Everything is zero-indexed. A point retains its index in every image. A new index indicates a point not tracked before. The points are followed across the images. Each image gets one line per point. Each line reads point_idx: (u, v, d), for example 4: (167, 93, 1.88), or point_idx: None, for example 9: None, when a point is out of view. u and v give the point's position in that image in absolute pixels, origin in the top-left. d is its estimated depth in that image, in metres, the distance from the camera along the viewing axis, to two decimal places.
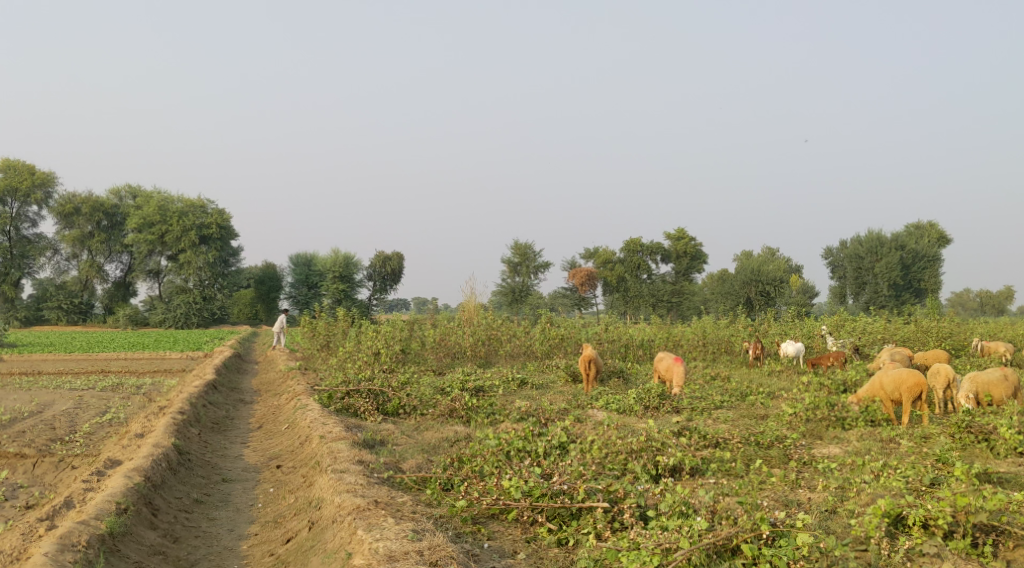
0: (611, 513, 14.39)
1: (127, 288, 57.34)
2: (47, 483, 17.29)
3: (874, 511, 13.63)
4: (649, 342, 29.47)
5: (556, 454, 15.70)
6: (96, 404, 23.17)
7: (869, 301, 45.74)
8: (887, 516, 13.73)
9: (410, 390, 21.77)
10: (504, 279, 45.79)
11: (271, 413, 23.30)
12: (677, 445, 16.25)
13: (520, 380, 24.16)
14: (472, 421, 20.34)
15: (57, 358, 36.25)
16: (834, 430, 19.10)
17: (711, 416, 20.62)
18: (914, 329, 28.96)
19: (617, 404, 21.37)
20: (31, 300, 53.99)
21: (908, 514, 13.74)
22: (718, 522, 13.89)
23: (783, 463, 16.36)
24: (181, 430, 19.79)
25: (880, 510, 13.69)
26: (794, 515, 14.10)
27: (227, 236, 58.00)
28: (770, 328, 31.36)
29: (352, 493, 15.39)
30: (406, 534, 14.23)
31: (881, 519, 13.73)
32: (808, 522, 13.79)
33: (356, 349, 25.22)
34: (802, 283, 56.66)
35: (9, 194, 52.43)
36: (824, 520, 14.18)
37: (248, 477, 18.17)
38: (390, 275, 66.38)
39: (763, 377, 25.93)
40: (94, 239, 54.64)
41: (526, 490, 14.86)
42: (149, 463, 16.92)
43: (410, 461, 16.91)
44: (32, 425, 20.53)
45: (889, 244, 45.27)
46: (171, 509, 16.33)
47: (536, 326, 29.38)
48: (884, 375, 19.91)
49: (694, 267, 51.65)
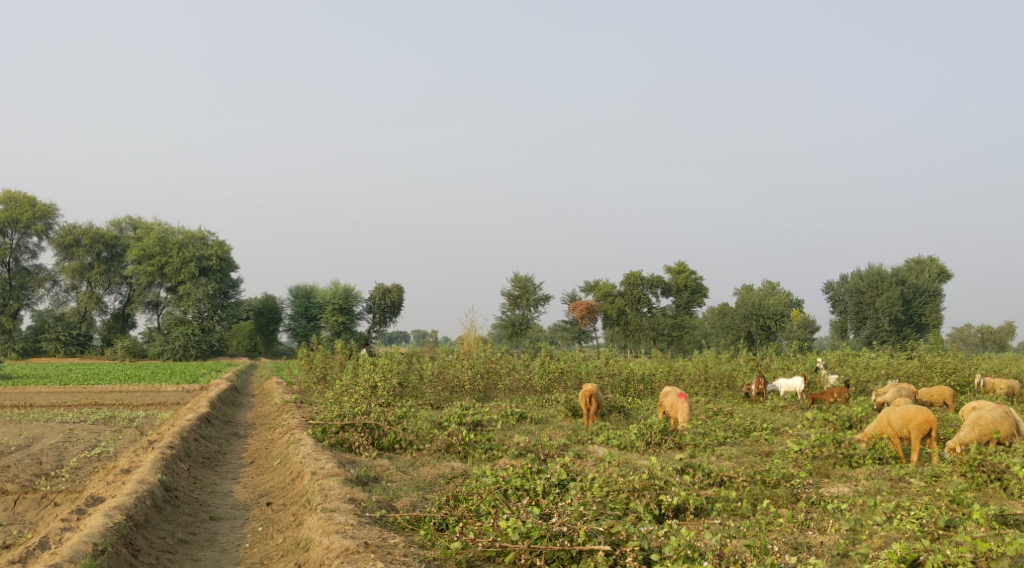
0: (613, 556, 13.73)
1: (126, 320, 56.83)
2: (27, 521, 16.72)
3: (888, 556, 13.18)
4: (651, 376, 28.78)
5: (555, 493, 15.12)
6: (86, 438, 22.60)
7: (870, 335, 45.14)
8: (904, 561, 13.18)
9: (406, 424, 21.16)
10: (504, 312, 45.14)
11: (264, 448, 22.71)
12: (681, 483, 15.68)
13: (519, 414, 23.62)
14: (470, 457, 19.85)
15: (53, 391, 35.60)
16: (842, 469, 18.62)
17: (714, 452, 20.13)
18: (918, 365, 28.51)
19: (619, 439, 20.87)
20: (30, 332, 53.48)
21: (925, 560, 13.11)
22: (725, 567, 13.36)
23: (790, 503, 15.80)
24: (169, 465, 19.22)
25: (894, 555, 13.18)
26: (805, 560, 13.58)
27: (226, 268, 57.64)
28: (772, 363, 30.87)
29: (341, 533, 14.82)
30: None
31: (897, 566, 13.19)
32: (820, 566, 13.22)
33: (353, 382, 24.57)
34: (802, 317, 56.15)
35: (9, 225, 52.01)
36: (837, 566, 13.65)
37: (237, 515, 17.58)
38: (390, 307, 65.73)
39: (766, 413, 25.36)
40: (93, 271, 54.23)
41: (524, 531, 14.19)
42: (132, 502, 16.37)
43: (404, 499, 16.31)
44: (18, 459, 19.96)
45: (889, 279, 44.81)
46: (153, 549, 15.74)
47: (536, 360, 28.89)
48: (892, 411, 19.36)
49: (694, 301, 51.34)
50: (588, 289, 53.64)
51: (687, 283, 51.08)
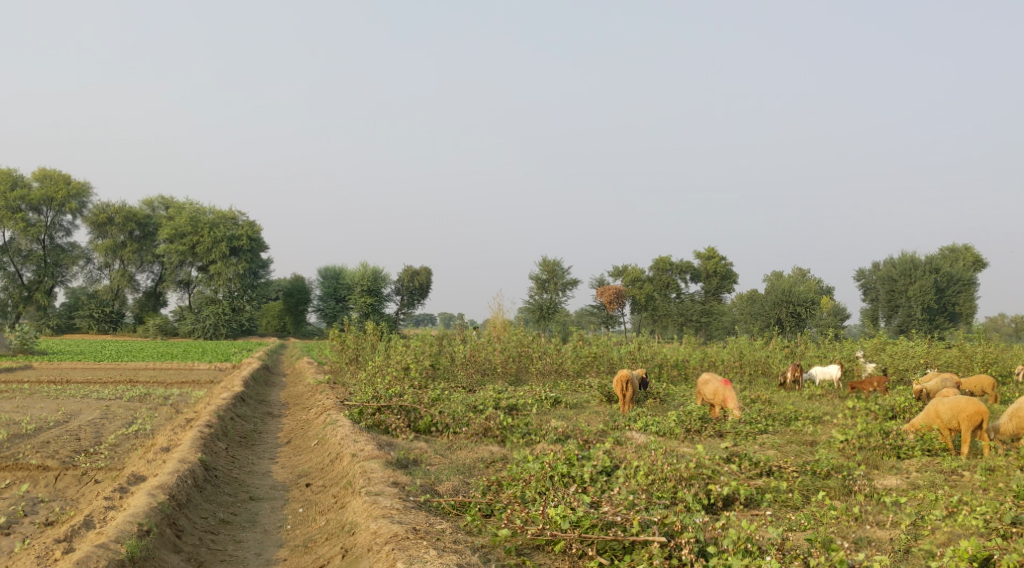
0: (668, 548, 13.42)
1: (158, 298, 57.04)
2: (69, 497, 16.67)
3: (959, 553, 12.80)
4: (684, 362, 28.40)
5: (602, 481, 14.80)
6: (122, 415, 22.53)
7: (902, 324, 44.37)
8: (976, 560, 12.85)
9: (442, 407, 20.85)
10: (532, 296, 44.67)
11: (299, 428, 22.55)
12: (730, 472, 15.41)
13: (553, 399, 23.27)
14: (508, 441, 19.53)
15: (87, 368, 35.69)
16: (890, 460, 18.21)
17: (756, 441, 19.75)
18: (957, 355, 27.87)
19: (658, 426, 20.53)
20: (64, 309, 53.83)
21: (1000, 559, 12.75)
22: (788, 562, 13.12)
23: (843, 495, 15.43)
24: (207, 445, 19.10)
25: (966, 553, 12.81)
26: (872, 556, 13.32)
27: (257, 249, 57.46)
28: (807, 351, 30.33)
29: (387, 518, 14.65)
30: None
31: (968, 564, 12.84)
32: (886, 563, 12.97)
33: (386, 363, 24.40)
34: (834, 305, 55.50)
35: (44, 203, 52.13)
36: (901, 562, 13.37)
37: (277, 496, 17.44)
38: (418, 289, 65.70)
39: (803, 401, 24.89)
40: (126, 249, 54.34)
41: (574, 520, 13.95)
42: (174, 481, 16.26)
43: (447, 483, 16.06)
44: (57, 435, 19.91)
45: (923, 266, 44.09)
46: (196, 530, 15.64)
47: (568, 344, 28.53)
48: (941, 402, 18.73)
49: (724, 288, 50.80)
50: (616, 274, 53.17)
51: (717, 269, 50.62)
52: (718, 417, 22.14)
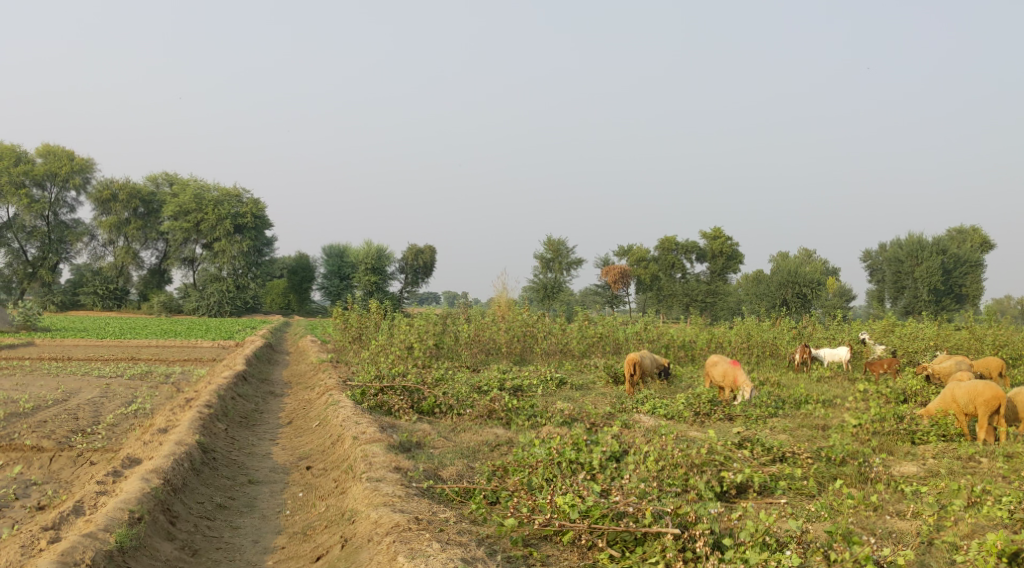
0: (682, 540, 12.98)
1: (162, 275, 56.60)
2: (63, 480, 16.25)
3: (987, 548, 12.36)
4: (691, 343, 27.89)
5: (612, 467, 14.30)
6: (122, 393, 22.09)
7: (908, 305, 43.81)
8: (1004, 554, 12.39)
9: (446, 388, 20.34)
10: (536, 275, 44.16)
11: (301, 408, 22.08)
12: (744, 459, 14.97)
13: (559, 380, 22.79)
14: (512, 424, 19.00)
15: (90, 345, 35.25)
16: (905, 445, 17.69)
17: (767, 425, 19.23)
18: (968, 337, 27.30)
19: (666, 409, 20.05)
20: (69, 285, 53.44)
21: None
22: (808, 557, 12.69)
23: (860, 482, 14.96)
24: (206, 426, 18.67)
25: (994, 547, 12.39)
26: (894, 550, 12.91)
27: (262, 226, 56.80)
28: (816, 332, 29.74)
29: (389, 507, 14.22)
30: (455, 564, 12.96)
31: (996, 559, 12.41)
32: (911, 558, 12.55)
33: (389, 342, 23.95)
34: (840, 286, 54.93)
35: (48, 178, 51.58)
36: (924, 555, 12.99)
37: (276, 479, 17.00)
38: (421, 268, 65.49)
39: (812, 384, 24.35)
40: (130, 226, 53.82)
41: (584, 510, 13.54)
42: (170, 465, 15.84)
43: (450, 468, 15.63)
44: (55, 414, 19.45)
45: (930, 248, 43.36)
46: (191, 516, 15.22)
47: (573, 324, 27.91)
48: (958, 387, 18.17)
49: (730, 268, 49.57)
50: (621, 254, 52.69)
51: (723, 250, 49.10)
52: (728, 398, 21.37)
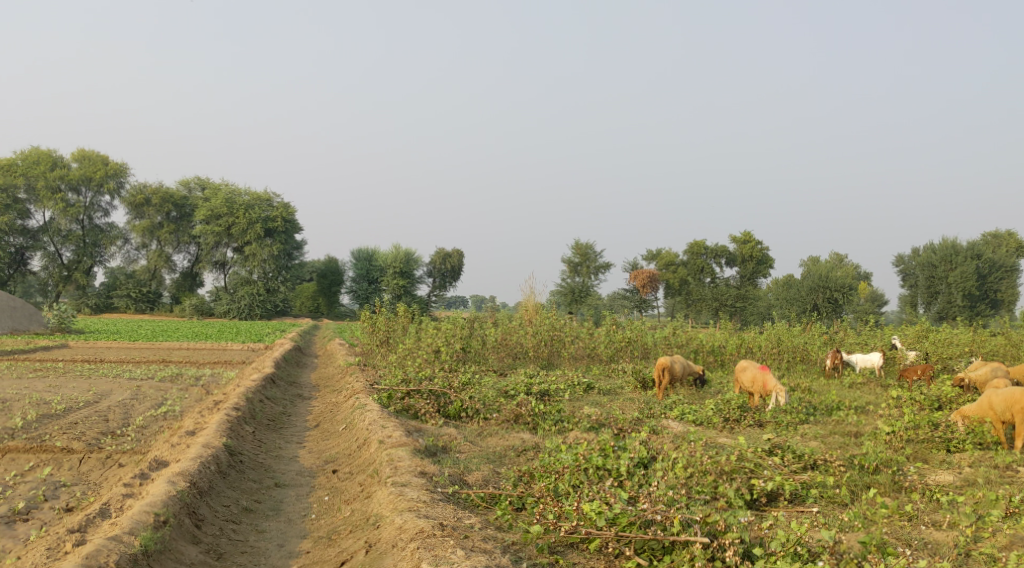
0: (711, 549, 12.79)
1: (194, 279, 56.92)
2: (92, 481, 16.26)
3: None
4: (721, 348, 27.59)
5: (640, 474, 14.08)
6: (153, 396, 22.13)
7: (942, 311, 43.24)
8: None
9: (472, 393, 20.21)
10: (564, 279, 44.02)
11: (328, 412, 22.00)
12: (774, 466, 14.73)
13: (586, 385, 22.60)
14: (539, 429, 18.82)
15: (122, 347, 35.41)
16: (940, 454, 17.33)
17: (798, 431, 18.93)
18: (1003, 343, 26.80)
19: (695, 415, 19.81)
20: (102, 289, 53.87)
21: None
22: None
23: (893, 491, 14.70)
24: (233, 428, 18.64)
25: None
26: (929, 560, 12.67)
27: (292, 230, 56.94)
28: (848, 337, 29.34)
29: (414, 512, 14.10)
30: None
31: None
32: None
33: (416, 346, 23.86)
34: (872, 291, 54.33)
35: (83, 183, 51.98)
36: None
37: (302, 482, 16.92)
38: (450, 272, 65.41)
39: (844, 390, 23.97)
40: (163, 230, 54.16)
41: (611, 517, 13.35)
42: (196, 468, 15.81)
43: (476, 473, 15.50)
44: (85, 416, 19.51)
45: (964, 252, 42.72)
46: (217, 519, 15.18)
47: (601, 328, 27.54)
48: (995, 394, 17.79)
49: (760, 272, 49.18)
50: (649, 258, 52.46)
51: (753, 254, 48.74)
52: (758, 405, 21.02)
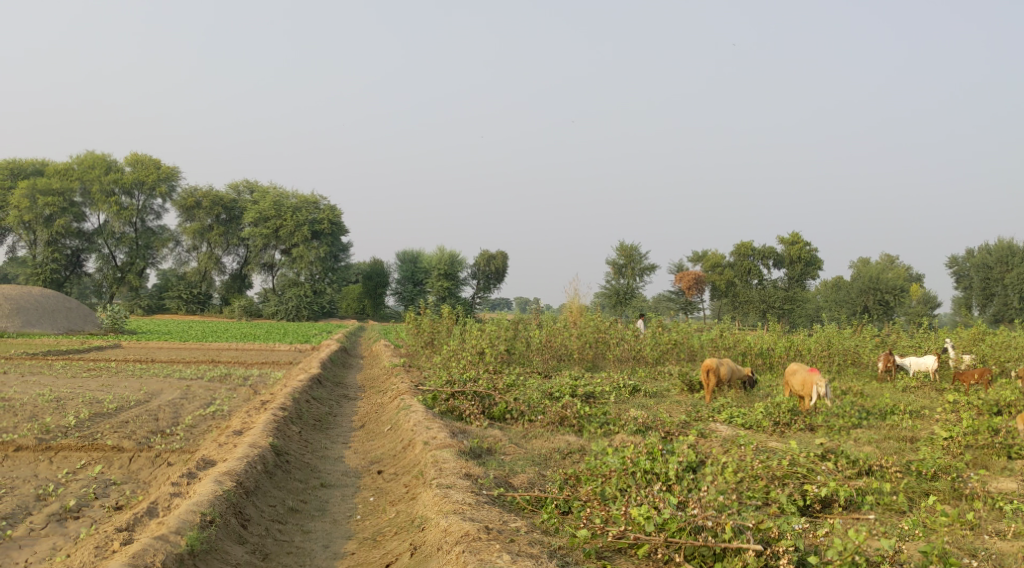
0: (764, 557, 12.53)
1: (243, 280, 57.37)
2: (141, 480, 16.29)
3: None
4: (770, 350, 27.10)
5: (689, 479, 13.77)
6: (201, 395, 22.21)
7: (998, 313, 42.26)
8: None
9: (518, 394, 20.00)
10: (609, 281, 43.65)
11: (373, 413, 21.89)
12: (827, 471, 14.37)
13: (632, 388, 22.32)
14: (585, 431, 18.58)
15: (171, 348, 35.68)
16: (1000, 460, 16.81)
17: (851, 436, 18.51)
18: None
19: (744, 418, 19.48)
20: (154, 290, 54.52)
21: None
22: None
23: (953, 498, 14.27)
24: (280, 428, 18.60)
25: None
26: None
27: (339, 232, 57.12)
28: (900, 339, 28.68)
29: (460, 514, 13.92)
30: None
31: None
32: None
33: (461, 348, 23.71)
34: (925, 292, 53.27)
35: (136, 186, 52.51)
36: None
37: (347, 483, 16.84)
38: (495, 274, 65.24)
39: (897, 394, 23.42)
40: (213, 232, 54.62)
41: (659, 522, 13.08)
42: (242, 467, 15.77)
43: (522, 476, 15.31)
44: (135, 414, 19.60)
45: (1021, 254, 41.76)
46: (263, 519, 15.13)
47: (647, 330, 27.23)
48: None
49: (809, 274, 48.47)
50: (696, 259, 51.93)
51: (802, 255, 48.04)
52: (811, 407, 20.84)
